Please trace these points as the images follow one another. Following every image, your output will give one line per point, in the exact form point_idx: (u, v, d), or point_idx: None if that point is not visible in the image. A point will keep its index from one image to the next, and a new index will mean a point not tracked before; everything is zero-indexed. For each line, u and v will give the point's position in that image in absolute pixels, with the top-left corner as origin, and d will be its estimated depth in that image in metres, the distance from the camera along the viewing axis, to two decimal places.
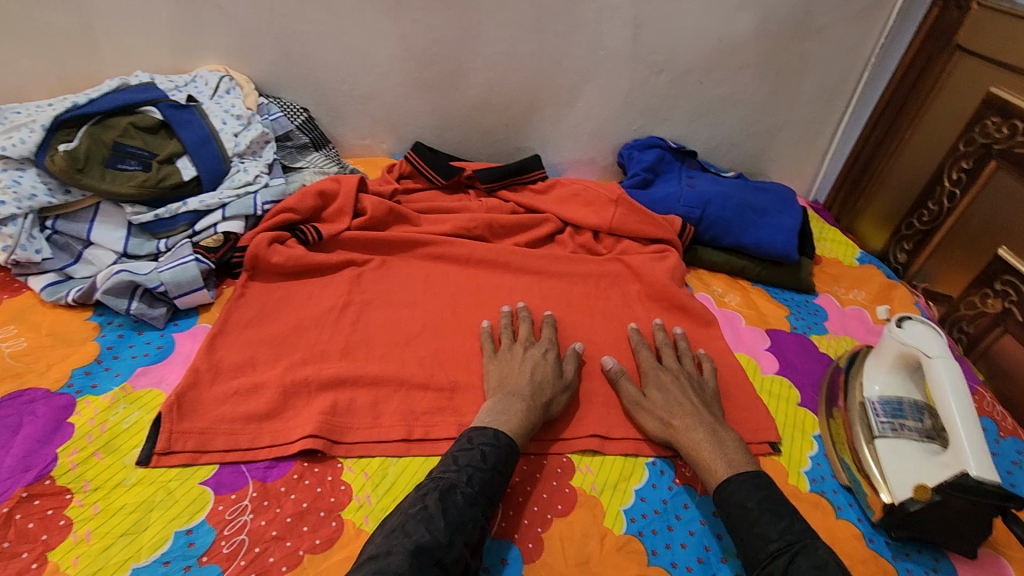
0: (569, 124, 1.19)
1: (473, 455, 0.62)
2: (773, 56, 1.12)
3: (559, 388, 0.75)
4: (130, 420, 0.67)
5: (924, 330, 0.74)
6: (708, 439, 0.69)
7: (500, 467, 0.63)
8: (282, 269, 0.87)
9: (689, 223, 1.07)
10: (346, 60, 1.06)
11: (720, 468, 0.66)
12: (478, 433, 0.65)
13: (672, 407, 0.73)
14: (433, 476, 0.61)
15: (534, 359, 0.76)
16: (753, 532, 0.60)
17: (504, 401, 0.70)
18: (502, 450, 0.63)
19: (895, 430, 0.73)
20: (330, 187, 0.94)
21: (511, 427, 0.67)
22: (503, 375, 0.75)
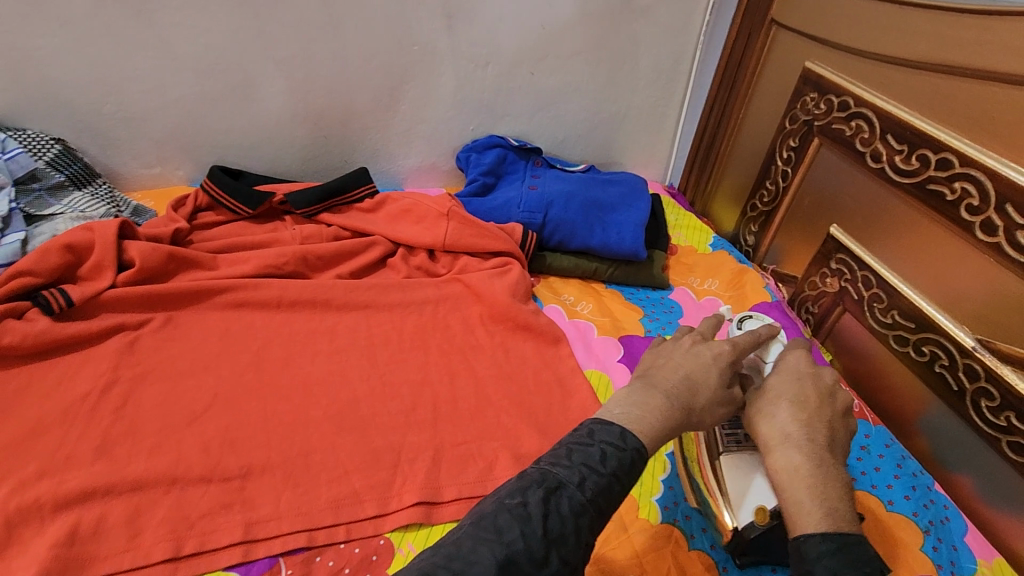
0: (398, 129, 1.07)
1: (590, 454, 0.46)
2: (601, 41, 1.05)
3: (720, 401, 0.55)
4: None
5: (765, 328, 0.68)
6: (811, 471, 0.51)
7: (623, 478, 0.46)
8: (18, 351, 0.69)
9: (532, 230, 0.98)
10: (102, 78, 0.88)
11: (812, 517, 0.49)
12: (601, 428, 0.48)
13: (787, 408, 0.55)
14: (539, 466, 0.46)
15: (699, 355, 0.56)
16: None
17: (645, 393, 0.52)
18: (627, 456, 0.47)
19: (739, 443, 0.64)
20: (83, 238, 0.76)
21: (644, 430, 0.49)
22: (655, 361, 0.57)
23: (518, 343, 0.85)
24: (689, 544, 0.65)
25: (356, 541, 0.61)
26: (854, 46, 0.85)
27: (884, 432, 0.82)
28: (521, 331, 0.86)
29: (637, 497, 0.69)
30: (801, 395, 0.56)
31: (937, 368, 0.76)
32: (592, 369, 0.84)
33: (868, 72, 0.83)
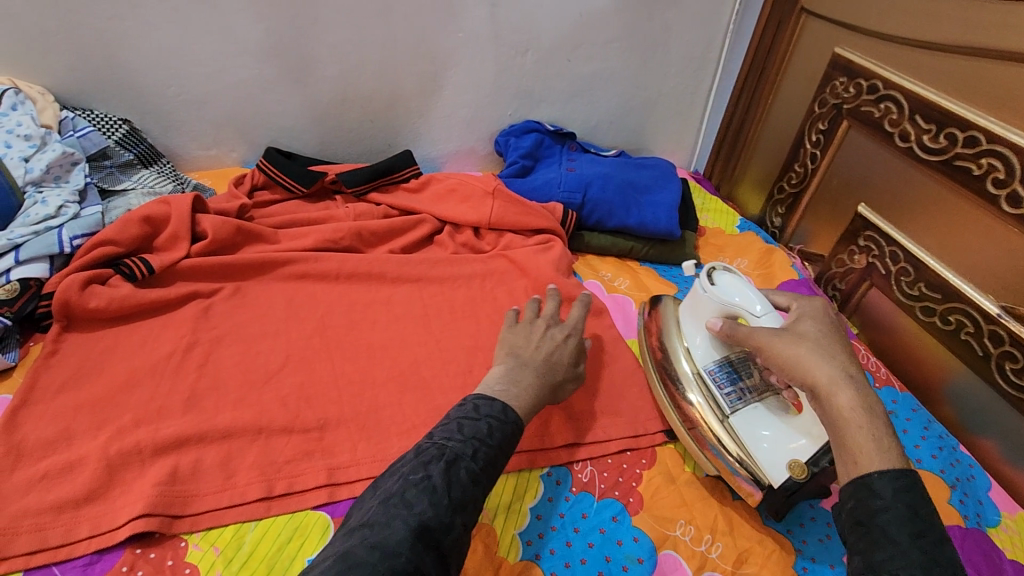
0: (439, 114, 1.11)
1: (479, 427, 0.55)
2: (636, 29, 1.09)
3: (570, 375, 0.70)
4: None
5: (738, 282, 0.71)
6: (876, 410, 0.53)
7: (504, 445, 0.56)
8: (104, 314, 0.74)
9: (571, 209, 1.03)
10: (166, 61, 0.92)
11: (888, 450, 0.51)
12: (485, 403, 0.59)
13: (837, 354, 0.57)
14: (435, 442, 0.53)
15: (554, 339, 0.71)
16: (915, 546, 0.45)
17: (516, 370, 0.65)
18: (507, 427, 0.57)
19: (742, 400, 0.68)
20: (158, 211, 0.81)
21: (520, 404, 0.61)
22: (515, 345, 0.69)
23: None
24: (733, 495, 0.70)
25: None
26: (884, 32, 0.89)
27: (910, 398, 0.86)
28: (565, 303, 0.91)
29: (682, 453, 0.74)
30: (841, 344, 0.59)
31: (963, 336, 0.81)
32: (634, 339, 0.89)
33: (897, 57, 0.87)
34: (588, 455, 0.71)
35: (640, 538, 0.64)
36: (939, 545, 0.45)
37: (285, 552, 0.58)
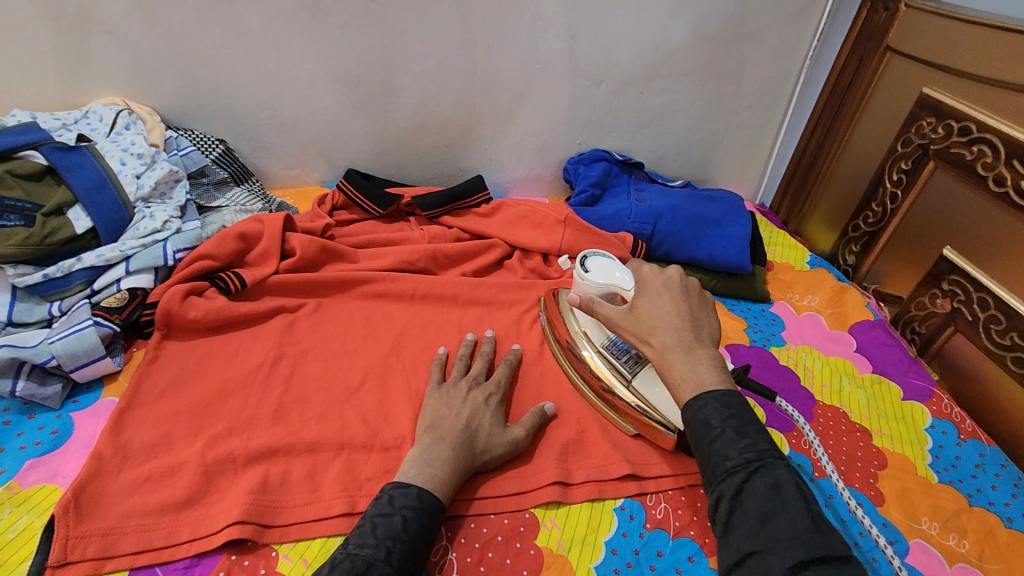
0: (511, 141, 1.14)
1: (393, 524, 0.55)
2: (710, 62, 1.10)
3: (498, 436, 0.68)
4: (17, 527, 0.57)
5: (608, 262, 0.80)
6: (682, 356, 0.61)
7: (422, 534, 0.56)
8: (200, 325, 0.78)
9: (640, 239, 1.03)
10: (263, 87, 0.98)
11: (689, 386, 0.59)
12: (400, 493, 0.58)
13: (654, 318, 0.65)
14: (347, 552, 0.52)
15: (476, 402, 0.70)
16: (712, 450, 0.55)
17: (431, 447, 0.63)
18: (424, 512, 0.57)
19: (638, 364, 0.74)
20: (252, 228, 0.86)
21: (438, 484, 0.60)
22: (438, 415, 0.68)
23: None
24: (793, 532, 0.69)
25: (502, 514, 0.66)
26: (977, 73, 0.87)
27: (999, 453, 0.82)
28: None
29: None
30: (663, 304, 0.66)
31: None
32: None
33: (992, 100, 0.85)
34: (661, 489, 0.71)
35: None
36: (733, 441, 0.54)
37: None
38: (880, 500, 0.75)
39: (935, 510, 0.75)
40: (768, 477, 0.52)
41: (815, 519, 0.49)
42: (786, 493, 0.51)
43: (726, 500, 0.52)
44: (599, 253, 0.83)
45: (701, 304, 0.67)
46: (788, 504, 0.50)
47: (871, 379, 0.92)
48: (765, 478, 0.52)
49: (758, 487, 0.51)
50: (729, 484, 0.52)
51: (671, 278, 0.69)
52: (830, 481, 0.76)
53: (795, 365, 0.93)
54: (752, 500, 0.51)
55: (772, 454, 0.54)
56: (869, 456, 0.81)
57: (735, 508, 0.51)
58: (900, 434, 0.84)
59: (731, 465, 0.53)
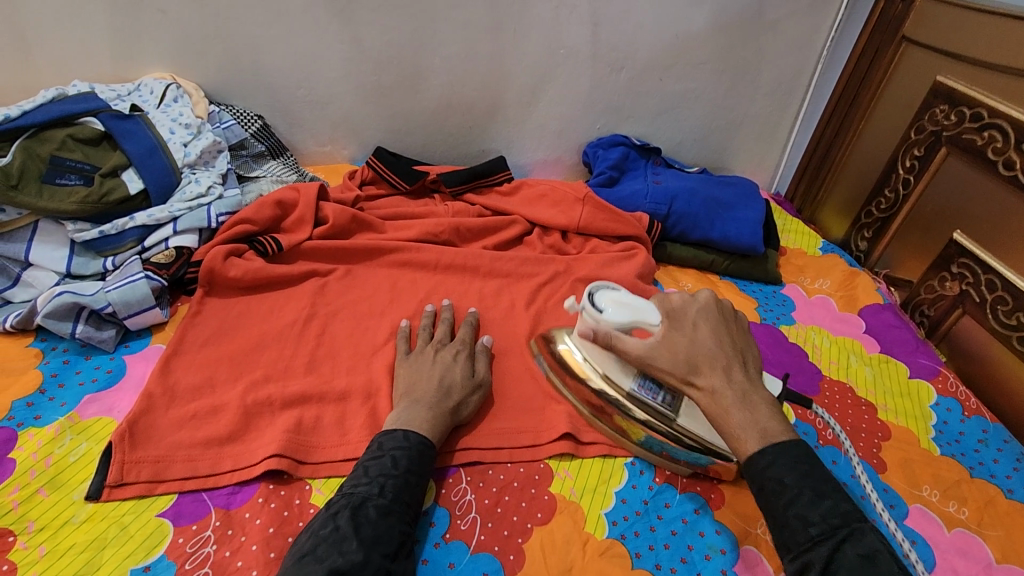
0: (533, 125, 1.18)
1: (383, 463, 0.59)
2: (729, 51, 1.13)
3: (470, 389, 0.71)
4: (78, 452, 0.62)
5: (620, 294, 0.69)
6: (738, 403, 0.58)
7: (414, 470, 0.60)
8: (240, 284, 0.83)
9: (656, 220, 1.06)
10: (299, 66, 1.03)
11: (750, 439, 0.56)
12: (388, 437, 0.62)
13: (697, 357, 0.61)
14: (343, 492, 0.57)
15: (445, 361, 0.73)
16: (790, 515, 0.53)
17: (409, 410, 0.65)
18: (413, 450, 0.61)
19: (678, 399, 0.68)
20: (289, 196, 0.91)
21: (424, 429, 0.64)
22: (411, 382, 0.70)
23: None
24: None
25: (519, 463, 0.70)
26: (991, 62, 0.89)
27: (1002, 430, 0.84)
28: None
29: None
30: (705, 342, 0.61)
31: None
32: None
33: (1004, 86, 0.87)
34: None
35: (722, 530, 0.66)
36: (812, 504, 0.52)
37: None
38: (882, 468, 0.78)
39: (936, 479, 0.78)
40: (859, 546, 0.50)
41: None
42: (879, 562, 0.49)
43: (815, 570, 0.50)
44: (602, 285, 0.72)
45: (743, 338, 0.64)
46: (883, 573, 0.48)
47: (878, 358, 0.95)
48: (855, 546, 0.50)
49: (849, 558, 0.49)
50: (818, 553, 0.50)
51: (709, 310, 0.64)
52: (835, 448, 0.79)
53: (804, 343, 0.96)
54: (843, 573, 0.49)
55: (856, 518, 0.52)
56: (873, 428, 0.83)
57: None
58: (904, 409, 0.87)
59: (813, 532, 0.51)
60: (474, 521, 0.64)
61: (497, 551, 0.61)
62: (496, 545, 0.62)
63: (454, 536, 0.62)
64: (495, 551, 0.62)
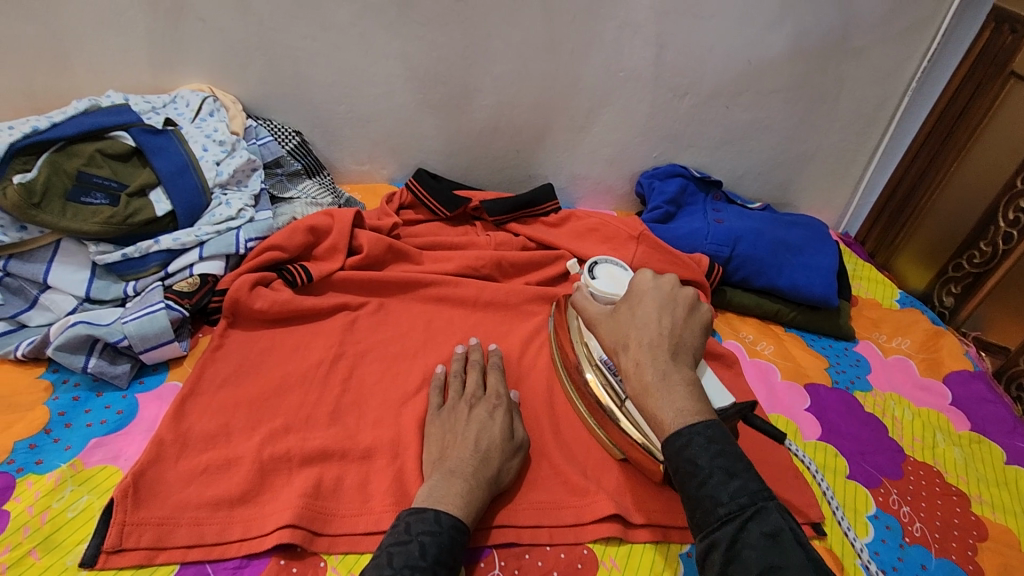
0: (584, 151, 1.10)
1: (409, 552, 0.51)
2: (805, 79, 1.03)
3: (510, 453, 0.63)
4: (77, 507, 0.56)
5: (618, 271, 0.82)
6: (657, 382, 0.60)
7: (443, 560, 0.52)
8: (265, 316, 0.77)
9: (717, 263, 0.97)
10: (341, 80, 0.98)
11: (664, 415, 0.57)
12: (417, 518, 0.54)
13: (630, 330, 0.65)
14: None
15: (481, 419, 0.65)
16: (702, 494, 0.51)
17: (442, 484, 0.58)
18: (443, 537, 0.53)
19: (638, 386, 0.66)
20: (323, 222, 0.85)
21: (461, 509, 0.56)
22: (445, 445, 0.63)
23: None
24: None
25: (559, 546, 0.62)
26: None
27: None
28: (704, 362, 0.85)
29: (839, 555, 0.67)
30: (643, 319, 0.66)
31: None
32: (777, 414, 0.82)
33: None
34: None
35: None
36: (723, 483, 0.51)
37: None
38: None
39: None
40: (765, 523, 0.49)
41: (817, 565, 0.47)
42: (783, 542, 0.48)
43: (721, 549, 0.49)
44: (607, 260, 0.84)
45: (690, 325, 0.67)
46: (788, 554, 0.47)
47: (969, 438, 0.83)
48: (761, 524, 0.49)
49: (754, 537, 0.48)
50: (724, 532, 0.49)
51: (662, 294, 0.69)
52: (924, 549, 0.68)
53: (883, 414, 0.85)
54: (750, 552, 0.48)
55: (764, 495, 0.51)
56: (967, 525, 0.72)
57: (732, 559, 0.48)
58: (1000, 502, 0.76)
59: (723, 512, 0.50)
60: None
61: None
62: None
63: None
64: None
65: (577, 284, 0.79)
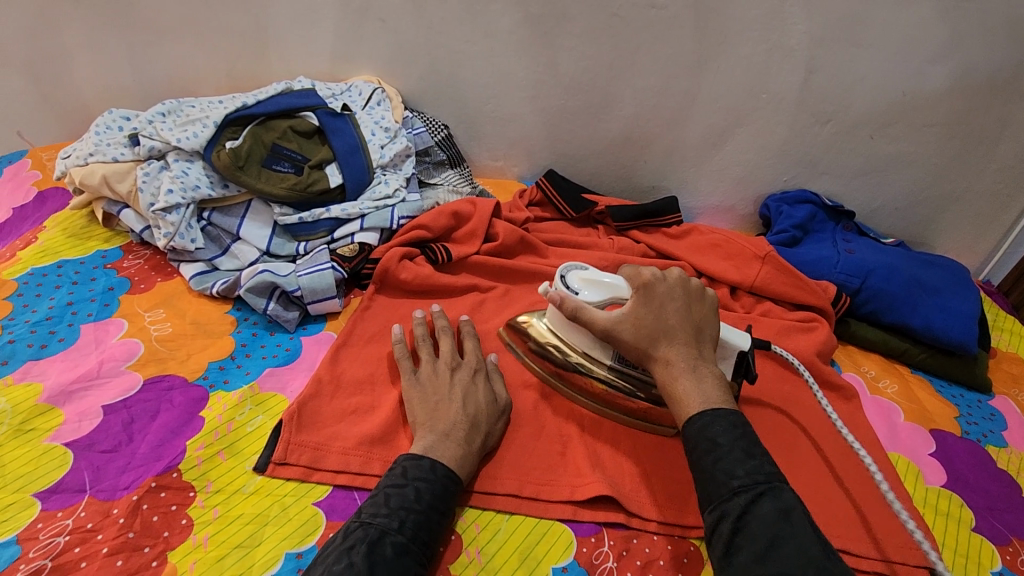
0: (712, 168, 1.11)
1: (405, 495, 0.55)
2: (963, 117, 0.98)
3: (495, 416, 0.67)
4: (254, 424, 0.66)
5: (589, 271, 0.72)
6: (689, 373, 0.61)
7: (437, 504, 0.56)
8: (408, 287, 0.85)
9: (844, 293, 0.95)
10: (492, 84, 1.06)
11: (697, 403, 0.59)
12: (413, 464, 0.58)
13: (655, 330, 0.63)
14: (360, 521, 0.53)
15: (464, 385, 0.68)
16: (716, 468, 0.54)
17: (434, 444, 0.61)
18: (437, 484, 0.57)
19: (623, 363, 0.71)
20: (466, 209, 0.93)
21: (450, 459, 0.60)
22: (430, 407, 0.65)
23: (815, 401, 0.83)
24: None
25: (667, 538, 0.63)
26: None
27: None
28: (820, 389, 0.85)
29: None
30: (665, 319, 0.63)
31: None
32: (898, 453, 0.79)
33: None
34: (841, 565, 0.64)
35: None
36: (740, 459, 0.54)
37: (534, 552, 0.60)
38: None
39: None
40: (777, 501, 0.51)
41: (824, 542, 0.49)
42: (793, 519, 0.50)
43: (731, 519, 0.51)
44: (571, 265, 0.74)
45: (702, 315, 0.65)
46: (798, 528, 0.49)
47: None
48: (774, 500, 0.51)
49: (765, 510, 0.51)
50: (736, 504, 0.52)
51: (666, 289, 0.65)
52: None
53: (1018, 473, 0.80)
54: (758, 523, 0.50)
55: (778, 477, 0.53)
56: None
57: (741, 529, 0.51)
58: None
59: (736, 484, 0.53)
60: None
61: None
62: None
63: None
64: None
65: (555, 303, 0.69)
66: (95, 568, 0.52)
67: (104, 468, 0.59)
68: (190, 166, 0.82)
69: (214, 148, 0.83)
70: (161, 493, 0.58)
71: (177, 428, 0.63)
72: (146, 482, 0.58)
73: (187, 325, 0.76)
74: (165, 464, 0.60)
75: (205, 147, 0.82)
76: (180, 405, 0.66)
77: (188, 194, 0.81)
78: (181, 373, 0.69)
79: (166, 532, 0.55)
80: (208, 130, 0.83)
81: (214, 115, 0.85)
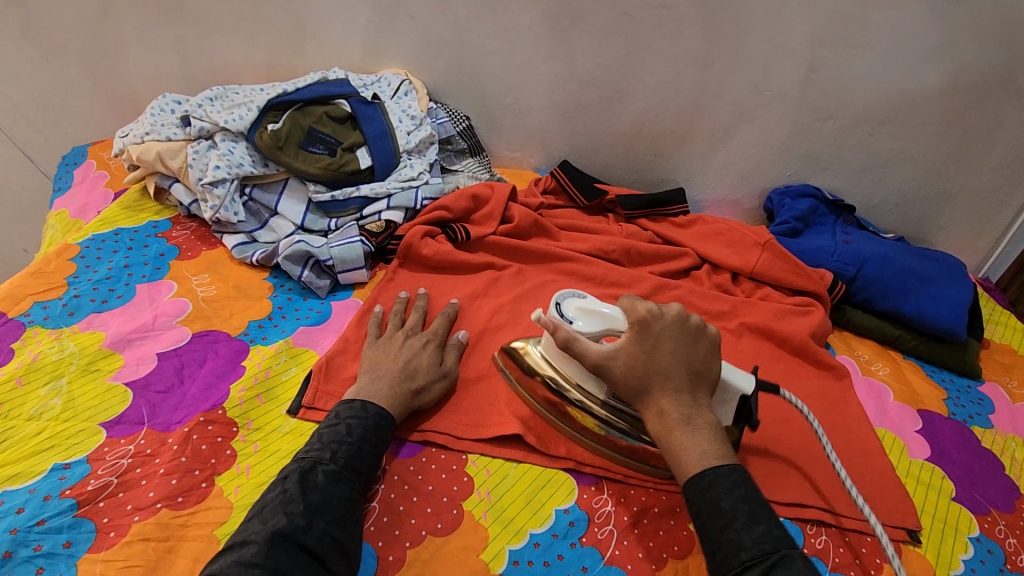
0: (719, 162, 1.16)
1: (336, 431, 0.62)
2: (959, 116, 1.03)
3: (435, 376, 0.72)
4: (289, 373, 0.73)
5: (586, 301, 0.71)
6: (683, 427, 0.61)
7: (368, 437, 0.63)
8: (429, 262, 0.92)
9: (840, 280, 1.00)
10: (510, 78, 1.13)
11: (692, 462, 0.60)
12: (347, 407, 0.65)
13: (647, 376, 0.63)
14: (297, 457, 0.61)
15: (412, 348, 0.74)
16: (724, 538, 0.55)
17: (370, 386, 0.68)
18: (369, 420, 0.64)
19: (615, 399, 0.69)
20: (484, 192, 0.99)
21: (381, 400, 0.67)
22: (375, 361, 0.72)
23: (807, 379, 0.88)
24: None
25: (663, 491, 0.69)
26: None
27: None
28: (812, 368, 0.90)
29: (931, 562, 0.69)
30: (662, 366, 0.63)
31: None
32: (886, 429, 0.84)
33: None
34: (824, 522, 0.70)
35: None
36: (746, 527, 0.55)
37: (539, 497, 0.67)
38: None
39: None
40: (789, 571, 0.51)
41: None
42: None
43: None
44: (569, 293, 0.74)
45: (699, 359, 0.64)
46: None
47: None
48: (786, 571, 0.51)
49: None
50: None
51: (659, 329, 0.64)
52: None
53: (1000, 452, 0.84)
54: None
55: (786, 544, 0.54)
56: None
57: None
58: None
59: (745, 558, 0.53)
60: (611, 534, 0.64)
61: (629, 568, 0.61)
62: (629, 563, 0.62)
63: (589, 541, 0.63)
64: (628, 569, 0.61)
65: (549, 329, 0.67)
66: (153, 484, 0.59)
67: (160, 405, 0.67)
68: (235, 145, 0.90)
69: (257, 129, 0.91)
70: (208, 426, 0.65)
71: (222, 374, 0.71)
72: (196, 417, 0.66)
73: (229, 288, 0.84)
74: (211, 403, 0.67)
75: (248, 128, 0.90)
76: (224, 355, 0.73)
77: (233, 170, 0.88)
78: (225, 329, 0.77)
79: (213, 459, 0.63)
80: (252, 113, 0.91)
81: (258, 100, 0.93)
